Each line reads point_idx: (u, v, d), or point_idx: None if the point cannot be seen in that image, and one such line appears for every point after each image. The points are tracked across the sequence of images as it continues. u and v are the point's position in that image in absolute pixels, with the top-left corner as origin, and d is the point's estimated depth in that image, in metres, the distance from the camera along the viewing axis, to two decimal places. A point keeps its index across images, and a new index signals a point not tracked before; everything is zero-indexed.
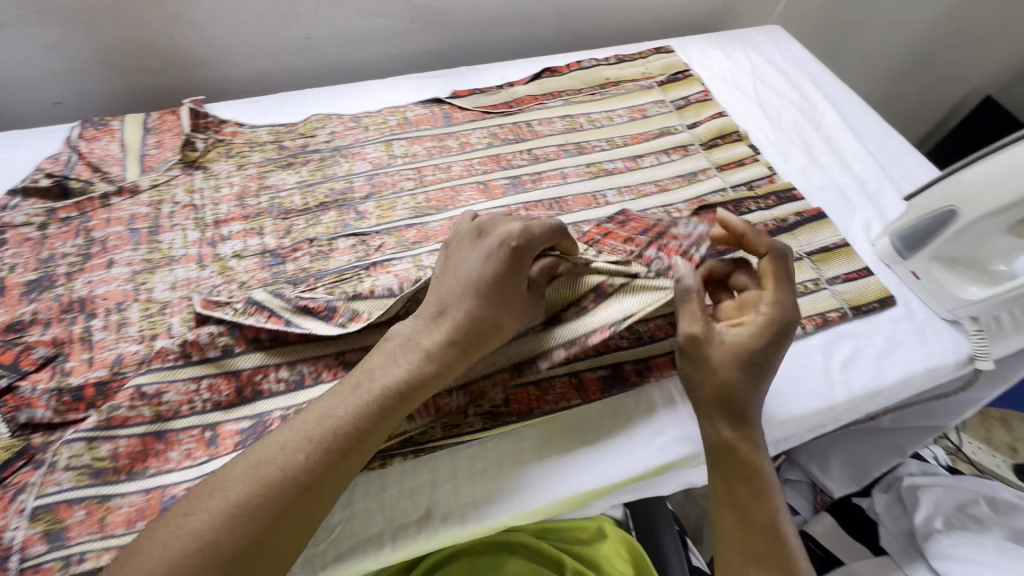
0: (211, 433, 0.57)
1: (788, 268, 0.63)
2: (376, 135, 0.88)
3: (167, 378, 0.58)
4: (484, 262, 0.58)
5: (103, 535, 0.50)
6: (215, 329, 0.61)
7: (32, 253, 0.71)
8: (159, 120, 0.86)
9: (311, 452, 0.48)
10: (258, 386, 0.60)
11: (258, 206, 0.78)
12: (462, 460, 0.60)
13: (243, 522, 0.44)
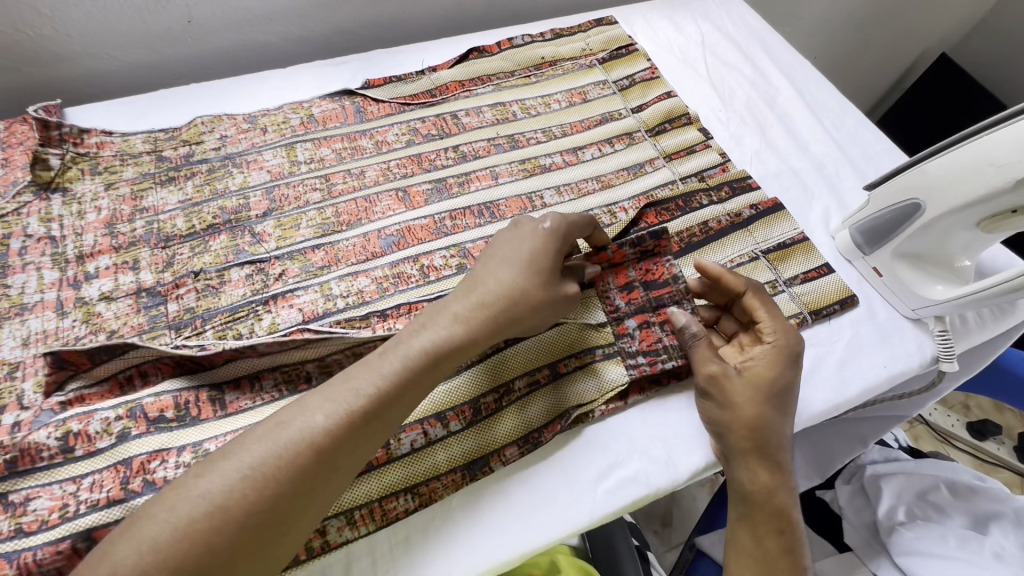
0: (86, 543, 0.46)
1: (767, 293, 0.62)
2: (276, 139, 0.76)
3: (42, 480, 0.48)
4: (524, 240, 0.57)
5: None
6: (111, 413, 0.51)
7: None
8: (5, 131, 0.72)
9: (333, 415, 0.45)
10: (151, 475, 0.49)
11: (131, 234, 0.66)
12: (381, 536, 0.53)
13: (260, 487, 0.41)
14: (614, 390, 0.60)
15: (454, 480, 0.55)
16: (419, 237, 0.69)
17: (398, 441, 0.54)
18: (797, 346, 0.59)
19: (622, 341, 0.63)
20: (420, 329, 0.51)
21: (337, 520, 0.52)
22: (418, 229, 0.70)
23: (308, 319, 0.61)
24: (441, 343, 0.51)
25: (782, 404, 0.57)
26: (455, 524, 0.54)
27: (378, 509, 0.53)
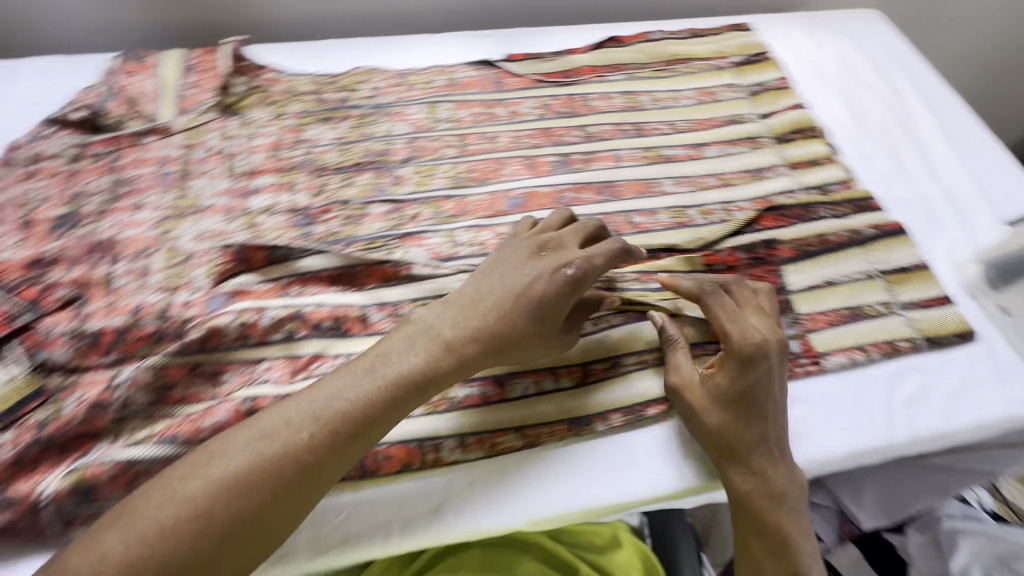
0: (249, 406, 0.54)
1: (725, 300, 0.61)
2: (421, 95, 0.82)
3: (227, 358, 0.57)
4: (536, 272, 0.56)
5: None
6: (279, 312, 0.59)
7: (63, 188, 0.69)
8: (198, 58, 0.82)
9: (315, 432, 0.47)
10: (312, 373, 0.58)
11: (292, 160, 0.74)
12: (483, 464, 0.57)
13: (237, 500, 0.44)
14: (721, 381, 0.62)
15: (559, 431, 0.58)
16: (542, 204, 0.73)
17: (512, 384, 0.59)
18: (767, 352, 0.58)
19: None
20: (416, 326, 0.54)
21: (451, 440, 0.56)
22: (541, 196, 0.74)
23: (435, 259, 0.67)
24: (421, 369, 0.51)
25: (768, 414, 0.57)
26: (550, 467, 0.57)
27: (488, 440, 0.57)
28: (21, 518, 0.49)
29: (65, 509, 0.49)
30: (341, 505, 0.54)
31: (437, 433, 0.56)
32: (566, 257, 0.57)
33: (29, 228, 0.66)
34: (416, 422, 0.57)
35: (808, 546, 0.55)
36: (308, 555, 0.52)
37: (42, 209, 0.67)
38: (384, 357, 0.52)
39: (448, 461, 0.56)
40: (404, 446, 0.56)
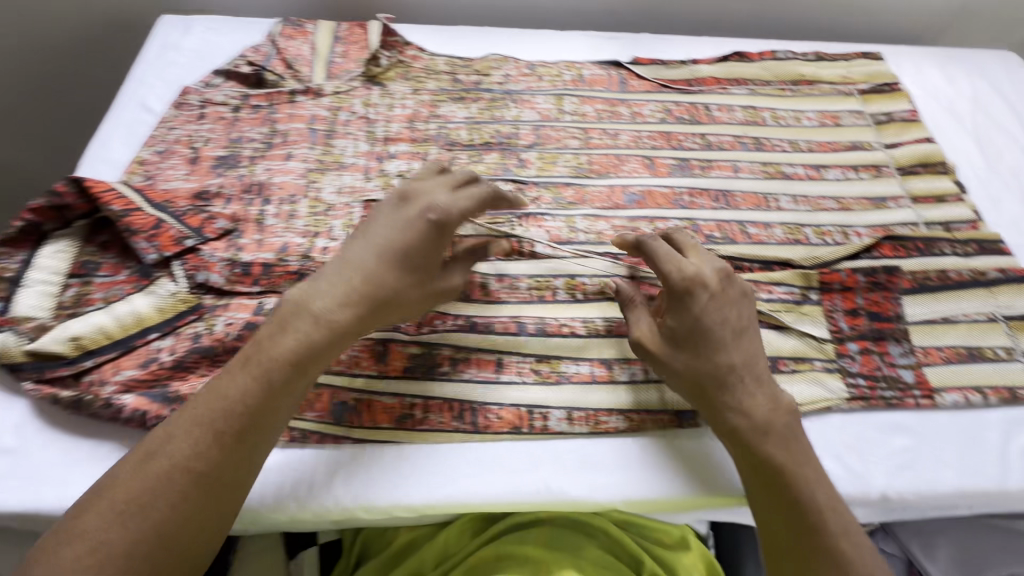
0: (382, 349, 0.60)
1: (662, 243, 0.60)
2: (549, 87, 0.85)
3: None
4: (404, 225, 0.56)
5: None
6: None
7: (224, 132, 0.76)
8: (347, 30, 0.88)
9: (196, 438, 0.47)
10: (435, 328, 0.62)
11: (426, 132, 0.79)
12: (587, 443, 0.59)
13: (139, 521, 0.44)
14: (825, 399, 0.62)
15: (662, 420, 0.60)
16: (658, 203, 0.75)
17: (619, 368, 0.62)
18: (697, 289, 0.57)
19: (842, 360, 0.65)
20: (322, 290, 0.54)
21: (558, 411, 0.59)
22: (658, 195, 0.76)
23: (554, 241, 0.69)
24: (307, 342, 0.52)
25: (718, 346, 0.56)
26: (650, 453, 0.59)
27: (592, 417, 0.59)
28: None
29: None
30: (451, 453, 0.57)
31: (546, 403, 0.59)
32: (431, 199, 0.57)
33: (195, 164, 0.73)
34: (528, 389, 0.60)
35: (803, 475, 0.52)
36: (412, 495, 0.55)
37: (206, 148, 0.75)
38: (271, 333, 0.52)
39: (553, 431, 0.58)
40: (515, 409, 0.59)
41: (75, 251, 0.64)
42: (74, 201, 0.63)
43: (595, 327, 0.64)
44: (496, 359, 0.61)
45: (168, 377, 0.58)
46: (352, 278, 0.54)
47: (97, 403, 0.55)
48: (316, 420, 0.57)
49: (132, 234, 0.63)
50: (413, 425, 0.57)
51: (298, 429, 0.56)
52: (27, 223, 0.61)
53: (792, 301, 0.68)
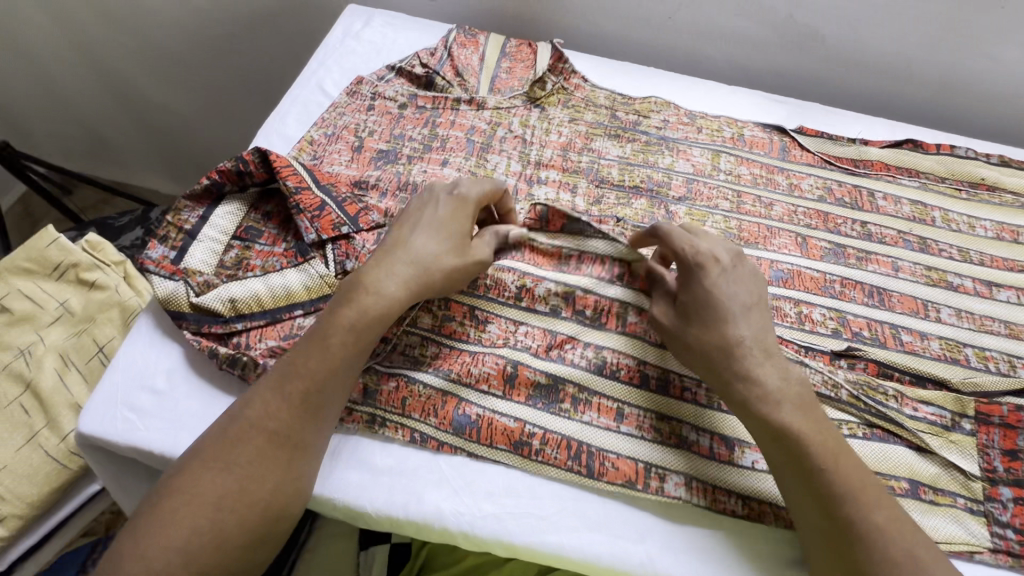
0: (512, 370, 0.60)
1: (676, 228, 0.59)
2: (707, 140, 0.83)
3: (494, 310, 0.63)
4: (437, 207, 0.59)
5: (402, 413, 0.58)
6: (553, 286, 0.63)
7: (388, 126, 0.79)
8: (516, 47, 0.90)
9: (269, 397, 0.51)
10: (564, 354, 0.61)
11: (578, 164, 0.78)
12: (695, 531, 0.55)
13: (225, 478, 0.48)
14: (966, 543, 0.57)
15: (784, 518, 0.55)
16: (806, 286, 0.71)
17: (742, 451, 0.57)
18: (706, 264, 0.56)
19: (991, 505, 0.59)
20: (376, 266, 0.56)
21: (677, 476, 0.56)
22: (807, 278, 0.72)
23: None
24: (362, 312, 0.54)
25: (725, 320, 0.54)
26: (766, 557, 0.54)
27: (710, 493, 0.56)
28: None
29: (351, 401, 0.58)
30: (560, 501, 0.56)
31: (665, 464, 0.57)
32: (456, 182, 0.61)
33: (357, 152, 0.76)
34: (646, 444, 0.58)
35: (824, 449, 0.51)
36: (514, 534, 0.54)
37: (369, 139, 0.77)
38: (335, 306, 0.55)
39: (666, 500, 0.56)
40: (632, 463, 0.57)
41: (243, 215, 0.68)
42: (255, 170, 0.66)
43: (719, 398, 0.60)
44: (617, 407, 0.59)
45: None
46: (407, 263, 0.56)
47: (250, 367, 0.58)
48: (438, 426, 0.57)
49: (299, 211, 0.66)
50: (529, 454, 0.57)
51: (419, 432, 0.57)
52: (211, 182, 0.66)
53: (940, 425, 0.62)
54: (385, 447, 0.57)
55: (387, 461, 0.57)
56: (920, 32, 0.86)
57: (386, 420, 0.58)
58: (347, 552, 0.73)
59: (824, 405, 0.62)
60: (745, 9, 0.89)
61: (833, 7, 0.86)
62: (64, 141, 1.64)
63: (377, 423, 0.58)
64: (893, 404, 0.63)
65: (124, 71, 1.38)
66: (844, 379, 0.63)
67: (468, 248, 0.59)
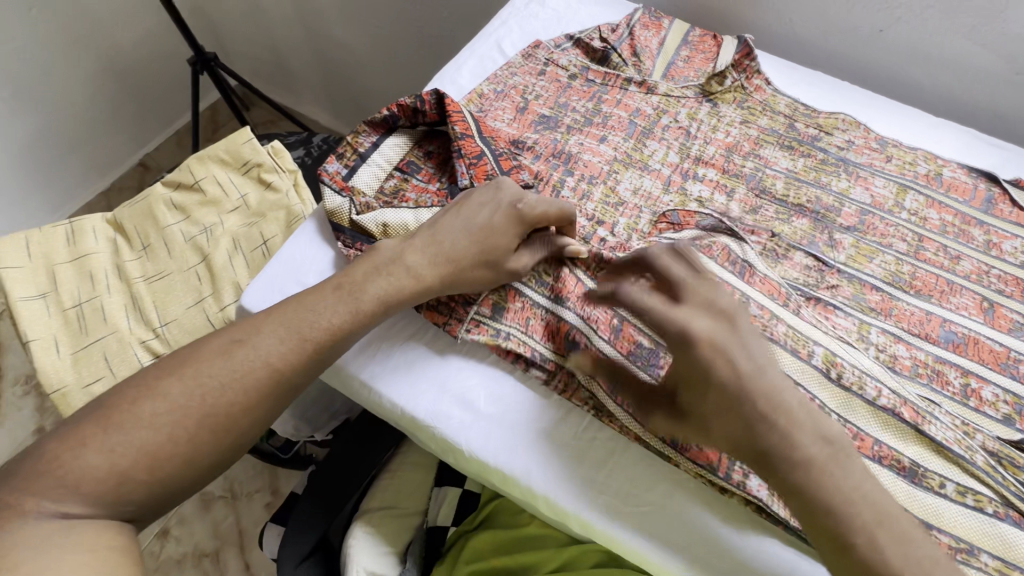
0: (618, 324, 0.58)
1: (677, 269, 0.53)
2: (895, 172, 0.74)
3: (618, 254, 0.60)
4: (493, 213, 0.60)
5: (524, 331, 0.60)
6: (678, 259, 0.62)
7: (554, 93, 0.79)
8: (699, 37, 0.86)
9: (282, 338, 0.52)
10: None
11: (741, 168, 0.74)
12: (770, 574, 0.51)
13: (214, 398, 0.49)
14: None
15: None
16: (982, 357, 0.62)
17: None
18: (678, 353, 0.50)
19: None
20: (417, 246, 0.59)
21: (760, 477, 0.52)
22: (985, 349, 0.62)
23: (841, 339, 0.61)
24: (396, 288, 0.57)
25: (736, 407, 0.47)
26: None
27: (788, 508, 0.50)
28: (455, 306, 0.62)
29: (481, 314, 0.61)
30: (647, 496, 0.54)
31: None
32: (524, 197, 0.60)
33: (521, 113, 0.77)
34: None
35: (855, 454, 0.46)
36: (596, 517, 0.54)
37: (534, 102, 0.78)
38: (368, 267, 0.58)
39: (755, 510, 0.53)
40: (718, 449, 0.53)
41: (407, 149, 0.72)
42: (429, 110, 0.70)
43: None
44: None
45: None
46: (442, 258, 0.58)
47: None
48: (552, 346, 0.59)
49: (459, 156, 0.69)
50: (621, 401, 0.56)
51: (538, 352, 0.59)
52: (389, 114, 0.71)
53: None
54: (491, 393, 0.59)
55: (490, 408, 0.58)
56: None
57: (510, 334, 0.60)
58: (426, 483, 0.78)
59: (956, 467, 0.55)
60: (979, 32, 0.77)
61: None
62: (254, 60, 1.85)
63: (501, 335, 0.59)
64: None
65: (318, 9, 1.53)
66: (979, 446, 0.57)
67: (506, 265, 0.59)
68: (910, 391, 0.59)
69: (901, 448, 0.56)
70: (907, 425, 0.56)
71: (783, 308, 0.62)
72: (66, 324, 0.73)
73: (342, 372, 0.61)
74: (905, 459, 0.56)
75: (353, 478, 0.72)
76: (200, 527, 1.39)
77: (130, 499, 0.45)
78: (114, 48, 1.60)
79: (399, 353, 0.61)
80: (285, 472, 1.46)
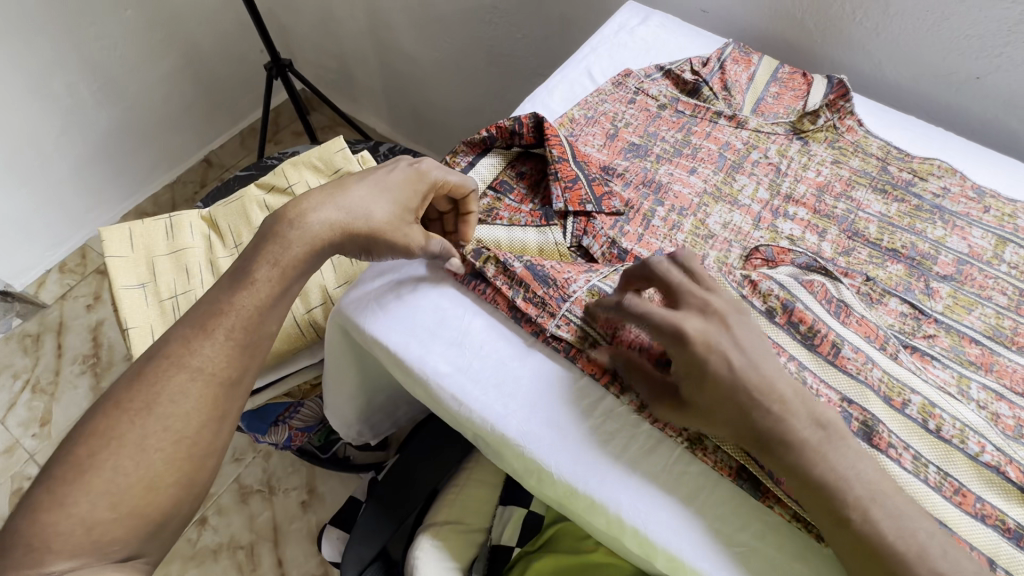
0: None
1: (669, 272, 0.57)
2: (994, 224, 0.72)
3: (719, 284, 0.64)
4: (399, 179, 0.64)
5: (612, 340, 0.61)
6: (778, 290, 0.63)
7: (644, 122, 0.80)
8: (789, 74, 0.86)
9: (201, 340, 0.53)
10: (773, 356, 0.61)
11: (832, 209, 0.73)
12: None
13: (172, 420, 0.50)
14: None
15: None
16: None
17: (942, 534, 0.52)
18: (684, 347, 0.53)
19: None
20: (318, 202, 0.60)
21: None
22: None
23: (942, 390, 0.60)
24: (285, 245, 0.57)
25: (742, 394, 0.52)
26: None
27: None
28: (548, 300, 0.62)
29: (571, 314, 0.62)
30: (738, 538, 0.54)
31: None
32: (420, 158, 0.66)
33: (611, 139, 0.78)
34: None
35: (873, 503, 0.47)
36: (685, 552, 0.53)
37: (624, 130, 0.79)
38: (259, 240, 0.58)
39: None
40: None
41: (501, 169, 0.74)
42: (526, 133, 0.71)
43: (924, 472, 0.55)
44: None
45: (544, 265, 0.65)
46: (338, 208, 0.60)
47: (491, 263, 0.65)
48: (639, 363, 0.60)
49: (555, 178, 0.70)
50: None
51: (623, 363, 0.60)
52: (488, 135, 0.72)
53: None
54: (579, 416, 0.59)
55: (578, 432, 0.58)
56: None
57: (597, 341, 0.61)
58: (491, 500, 0.77)
59: None
60: None
61: None
62: (322, 68, 1.92)
63: (588, 340, 0.61)
64: None
65: (391, 24, 1.59)
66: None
67: (406, 222, 0.63)
68: (1017, 450, 0.57)
69: (1005, 509, 0.54)
70: (1013, 485, 0.54)
71: (879, 351, 0.61)
72: (162, 314, 0.76)
73: (427, 387, 0.62)
74: (1010, 519, 0.53)
75: (419, 483, 0.73)
76: (236, 519, 1.40)
77: (112, 538, 0.47)
78: (195, 55, 1.69)
79: (479, 365, 0.62)
80: (322, 472, 1.47)
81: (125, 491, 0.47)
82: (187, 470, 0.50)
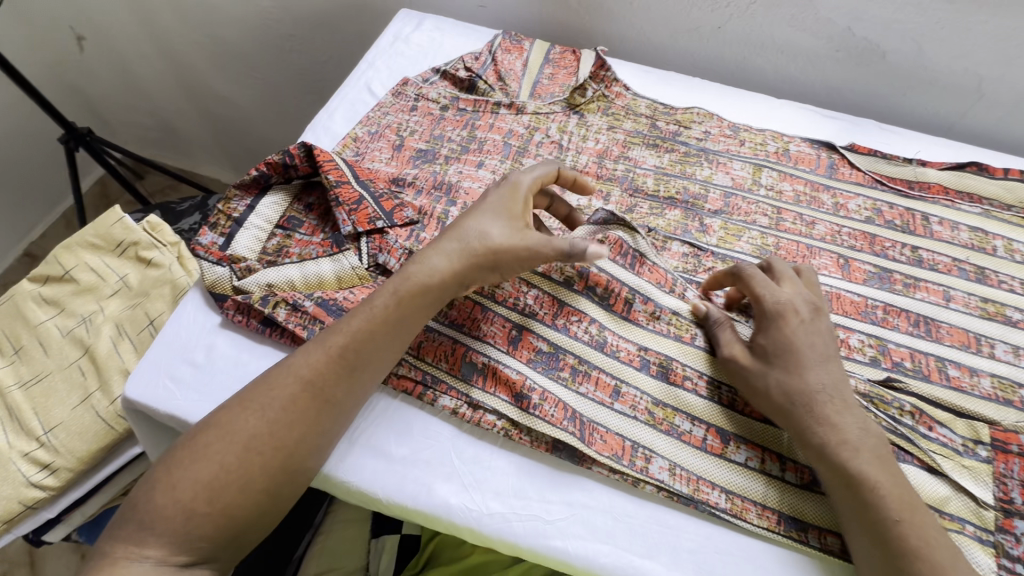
0: (516, 333, 0.63)
1: (759, 271, 0.62)
2: (749, 154, 0.80)
3: None
4: (495, 195, 0.61)
5: (418, 355, 0.61)
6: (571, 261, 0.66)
7: (428, 127, 0.81)
8: (559, 53, 0.90)
9: (314, 356, 0.53)
10: (570, 324, 0.64)
11: (613, 172, 0.78)
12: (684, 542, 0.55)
13: (262, 434, 0.49)
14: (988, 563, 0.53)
15: (768, 517, 0.55)
16: (844, 309, 0.68)
17: (735, 447, 0.59)
18: (787, 314, 0.58)
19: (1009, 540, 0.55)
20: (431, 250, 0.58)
21: (660, 460, 0.58)
22: (847, 301, 0.69)
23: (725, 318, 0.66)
24: (412, 281, 0.56)
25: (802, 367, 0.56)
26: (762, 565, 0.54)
27: (693, 482, 0.57)
28: None
29: None
30: (569, 507, 0.56)
31: (652, 446, 0.58)
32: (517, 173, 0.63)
33: (398, 151, 0.79)
34: (637, 424, 0.59)
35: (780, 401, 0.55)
36: (520, 535, 0.54)
37: (410, 138, 0.80)
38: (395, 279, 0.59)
39: (665, 497, 0.56)
40: (619, 438, 0.58)
41: (286, 205, 0.72)
42: (300, 163, 0.70)
43: (718, 394, 0.61)
44: (614, 385, 0.61)
45: (339, 299, 0.64)
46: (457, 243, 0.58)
47: (281, 306, 0.63)
48: (447, 370, 0.61)
49: (338, 204, 0.69)
50: (527, 407, 0.58)
51: (431, 374, 0.60)
52: (260, 174, 0.70)
53: (952, 448, 0.59)
54: (401, 436, 0.59)
55: (401, 451, 0.58)
56: (989, 50, 0.82)
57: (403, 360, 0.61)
58: (359, 540, 0.77)
59: None
60: (800, 22, 0.87)
61: (896, 21, 0.82)
62: (136, 126, 1.76)
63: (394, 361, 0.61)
64: (908, 420, 0.60)
65: (197, 69, 1.50)
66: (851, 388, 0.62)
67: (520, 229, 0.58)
68: None
69: None
70: None
71: (669, 295, 0.66)
72: None
73: None
74: None
75: None
76: None
77: (198, 535, 0.47)
78: None
79: None
80: None
81: (222, 485, 0.48)
82: (276, 482, 0.49)
